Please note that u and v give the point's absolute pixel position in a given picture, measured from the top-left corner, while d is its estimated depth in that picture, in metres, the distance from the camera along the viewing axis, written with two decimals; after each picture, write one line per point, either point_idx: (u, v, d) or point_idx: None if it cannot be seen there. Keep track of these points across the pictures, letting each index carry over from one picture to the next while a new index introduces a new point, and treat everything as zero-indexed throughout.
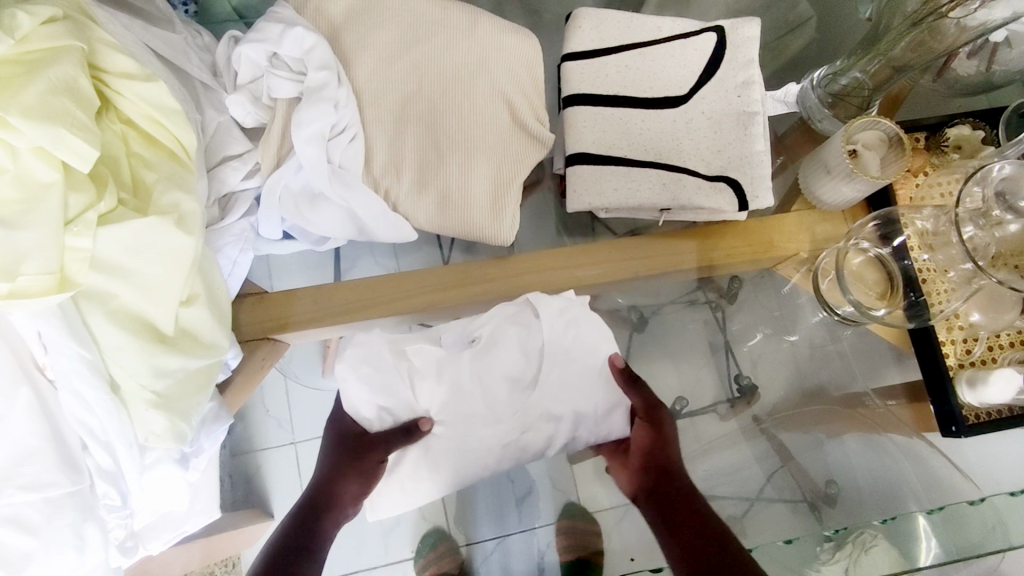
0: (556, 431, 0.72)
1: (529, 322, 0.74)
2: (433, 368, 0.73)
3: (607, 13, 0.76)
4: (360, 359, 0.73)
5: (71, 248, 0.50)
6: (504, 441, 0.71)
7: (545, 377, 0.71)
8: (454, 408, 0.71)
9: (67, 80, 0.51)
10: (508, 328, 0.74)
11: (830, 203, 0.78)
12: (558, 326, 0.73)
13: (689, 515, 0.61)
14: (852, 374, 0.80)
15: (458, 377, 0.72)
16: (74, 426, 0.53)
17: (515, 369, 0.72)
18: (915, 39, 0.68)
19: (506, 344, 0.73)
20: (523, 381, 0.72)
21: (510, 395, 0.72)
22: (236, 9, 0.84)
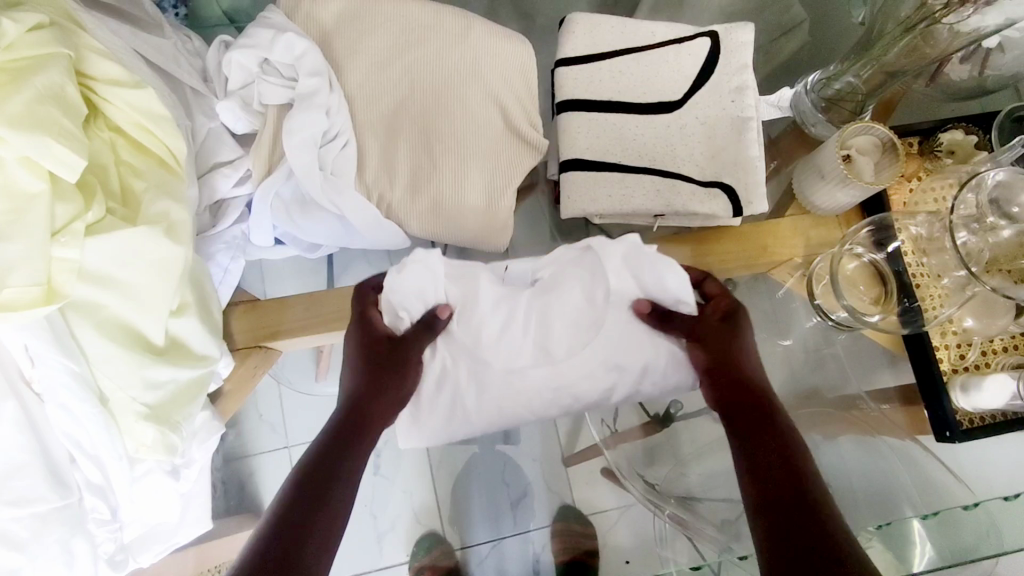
0: (617, 381, 0.66)
1: (599, 257, 0.63)
2: (483, 303, 0.63)
3: (600, 17, 0.75)
4: (417, 286, 0.62)
5: (58, 259, 0.50)
6: (557, 386, 0.65)
7: (610, 332, 0.64)
8: (502, 352, 0.63)
9: (52, 88, 0.51)
10: (574, 271, 0.65)
11: (825, 209, 0.77)
12: (629, 272, 0.64)
13: (773, 452, 0.57)
14: (846, 376, 0.81)
15: (510, 317, 0.63)
16: (62, 439, 0.53)
17: (578, 315, 0.64)
18: (909, 45, 0.67)
19: (570, 288, 0.64)
20: (579, 317, 0.64)
21: (571, 342, 0.64)
22: (226, 13, 0.83)
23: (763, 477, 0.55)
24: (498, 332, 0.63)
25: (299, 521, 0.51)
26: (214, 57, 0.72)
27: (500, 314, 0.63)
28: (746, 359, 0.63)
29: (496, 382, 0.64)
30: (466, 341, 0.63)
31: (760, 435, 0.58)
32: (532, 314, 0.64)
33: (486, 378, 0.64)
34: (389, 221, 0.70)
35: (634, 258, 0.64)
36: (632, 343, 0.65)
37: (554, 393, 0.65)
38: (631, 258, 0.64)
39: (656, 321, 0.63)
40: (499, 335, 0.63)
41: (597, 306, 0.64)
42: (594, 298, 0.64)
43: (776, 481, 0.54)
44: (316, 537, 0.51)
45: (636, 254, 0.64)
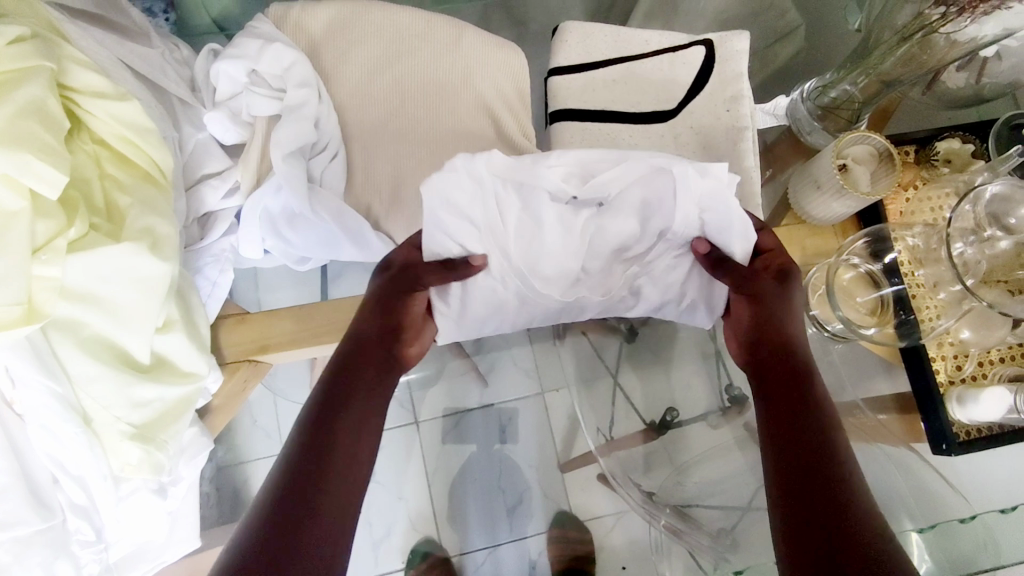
0: (638, 304, 0.66)
1: (674, 184, 0.53)
2: (546, 227, 0.57)
3: (593, 26, 0.74)
4: (459, 205, 0.55)
5: (39, 277, 0.49)
6: (584, 307, 0.65)
7: (652, 259, 0.61)
8: (551, 267, 0.60)
9: (32, 102, 0.50)
10: (637, 192, 0.55)
11: (820, 217, 0.76)
12: (696, 211, 0.55)
13: (796, 416, 0.54)
14: (842, 382, 0.80)
15: (569, 239, 0.58)
16: (43, 460, 0.52)
17: (626, 241, 0.59)
18: (905, 54, 0.66)
19: (628, 212, 0.56)
20: (623, 246, 0.59)
21: (607, 265, 0.61)
22: (215, 21, 0.83)
23: (792, 456, 0.52)
24: (561, 252, 0.59)
25: (304, 475, 0.49)
26: (201, 66, 0.70)
27: (556, 239, 0.58)
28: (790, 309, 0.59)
29: (537, 303, 0.64)
30: (521, 264, 0.59)
31: (790, 407, 0.55)
32: (590, 237, 0.58)
33: (535, 299, 0.63)
34: (374, 233, 0.68)
35: (709, 199, 0.54)
36: (672, 267, 0.62)
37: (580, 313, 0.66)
38: (704, 198, 0.54)
39: (708, 266, 0.58)
40: (564, 253, 0.59)
41: (649, 234, 0.58)
42: (653, 220, 0.57)
43: (799, 461, 0.51)
44: (325, 510, 0.48)
45: (711, 197, 0.54)
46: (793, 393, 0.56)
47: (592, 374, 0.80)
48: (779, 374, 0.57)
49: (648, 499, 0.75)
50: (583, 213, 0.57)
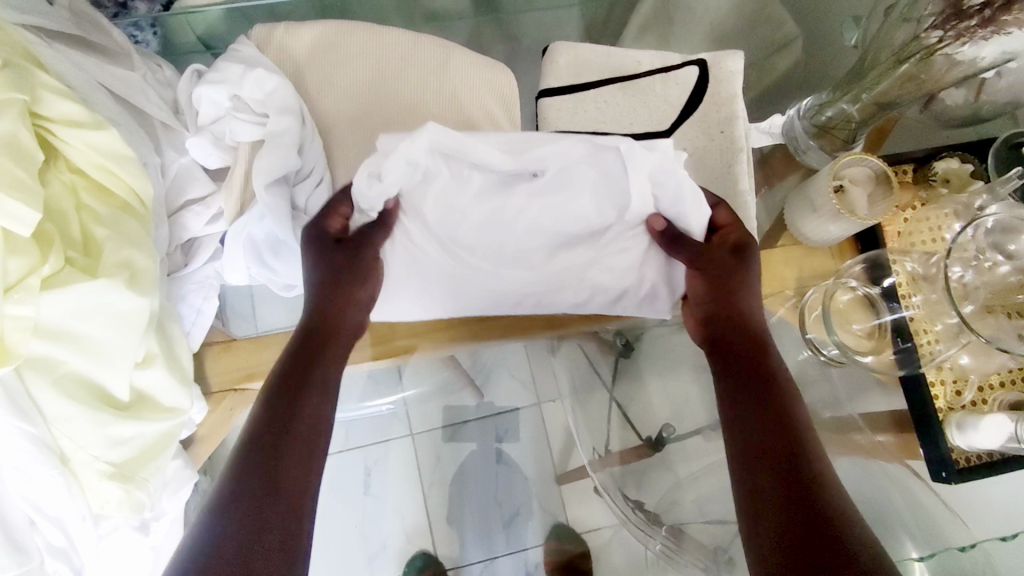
0: (594, 297, 0.65)
1: (619, 161, 0.54)
2: (471, 193, 0.57)
3: (585, 47, 0.73)
4: (388, 177, 0.54)
5: (10, 316, 0.47)
6: (526, 291, 0.64)
7: (605, 240, 0.60)
8: (482, 245, 0.60)
9: (4, 136, 0.48)
10: (586, 168, 0.55)
11: (817, 240, 0.75)
12: (647, 187, 0.55)
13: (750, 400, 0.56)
14: (838, 396, 0.79)
15: (501, 211, 0.58)
16: (20, 502, 0.51)
17: (576, 224, 0.58)
18: (903, 75, 0.64)
19: (575, 189, 0.56)
20: (574, 225, 0.58)
21: (557, 248, 0.60)
22: (201, 39, 0.81)
23: (744, 437, 0.55)
24: (484, 220, 0.58)
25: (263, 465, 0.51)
26: (184, 88, 0.68)
27: (479, 205, 0.57)
28: (749, 288, 0.60)
29: (474, 279, 0.63)
30: (444, 232, 0.59)
31: (745, 381, 0.57)
32: (527, 209, 0.57)
33: (472, 272, 0.62)
34: None
35: (656, 176, 0.55)
36: (625, 250, 0.61)
37: (520, 299, 0.65)
38: (652, 173, 0.54)
39: (664, 244, 0.58)
40: (486, 222, 0.58)
41: (599, 219, 0.57)
42: (594, 197, 0.56)
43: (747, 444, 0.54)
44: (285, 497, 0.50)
45: (657, 170, 0.54)
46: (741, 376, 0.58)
47: (587, 389, 0.81)
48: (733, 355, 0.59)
49: (636, 507, 0.72)
50: (517, 185, 0.56)
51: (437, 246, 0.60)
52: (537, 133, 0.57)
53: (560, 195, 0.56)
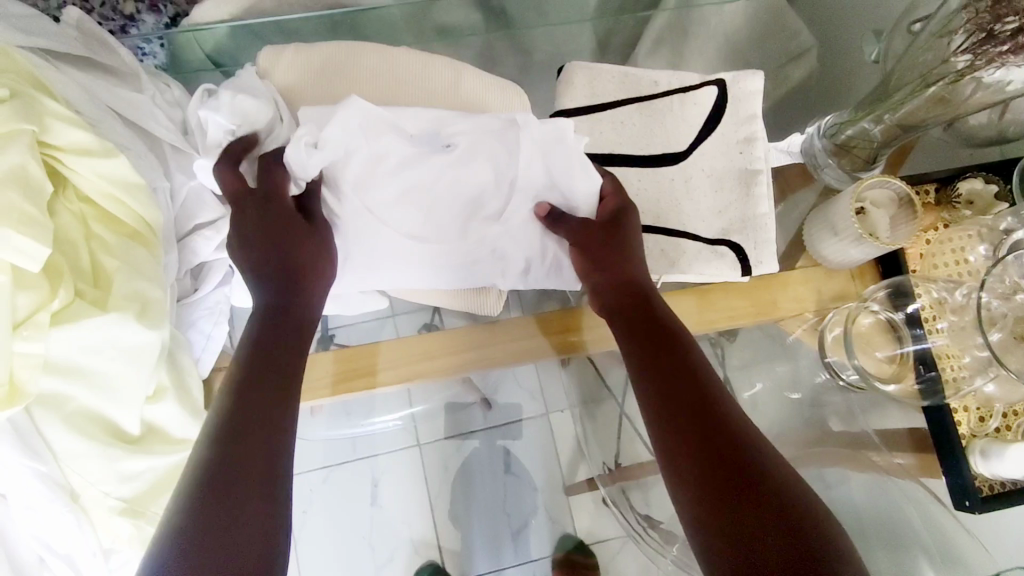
0: (499, 270, 0.67)
1: (518, 133, 0.60)
2: (390, 164, 0.61)
3: (601, 66, 0.71)
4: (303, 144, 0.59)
5: (20, 354, 0.46)
6: (443, 265, 0.66)
7: (508, 212, 0.63)
8: (397, 215, 0.64)
9: (12, 169, 0.47)
10: (492, 140, 0.62)
11: (837, 263, 0.74)
12: (540, 158, 0.61)
13: (689, 387, 0.52)
14: (853, 410, 0.76)
15: (420, 181, 0.62)
16: (31, 541, 0.52)
17: (480, 192, 0.63)
18: (931, 97, 0.63)
19: (481, 158, 0.62)
20: (481, 194, 0.63)
21: (460, 216, 0.64)
22: (209, 57, 0.78)
23: (693, 431, 0.49)
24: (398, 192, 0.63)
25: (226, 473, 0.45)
26: (195, 107, 0.66)
27: (398, 173, 0.62)
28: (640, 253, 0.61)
29: (395, 253, 0.65)
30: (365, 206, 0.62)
31: (677, 362, 0.54)
32: (439, 181, 0.62)
33: (388, 246, 0.65)
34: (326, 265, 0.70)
35: (549, 145, 0.61)
36: (527, 222, 0.64)
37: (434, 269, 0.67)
38: (546, 143, 0.61)
39: (549, 225, 0.61)
40: (401, 193, 0.63)
41: (501, 186, 0.62)
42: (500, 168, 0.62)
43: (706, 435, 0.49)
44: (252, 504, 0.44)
45: (551, 140, 0.60)
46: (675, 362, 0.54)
47: (596, 399, 0.77)
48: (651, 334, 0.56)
49: (649, 525, 0.72)
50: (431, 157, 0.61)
51: (353, 220, 0.63)
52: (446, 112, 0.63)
53: (467, 165, 0.62)
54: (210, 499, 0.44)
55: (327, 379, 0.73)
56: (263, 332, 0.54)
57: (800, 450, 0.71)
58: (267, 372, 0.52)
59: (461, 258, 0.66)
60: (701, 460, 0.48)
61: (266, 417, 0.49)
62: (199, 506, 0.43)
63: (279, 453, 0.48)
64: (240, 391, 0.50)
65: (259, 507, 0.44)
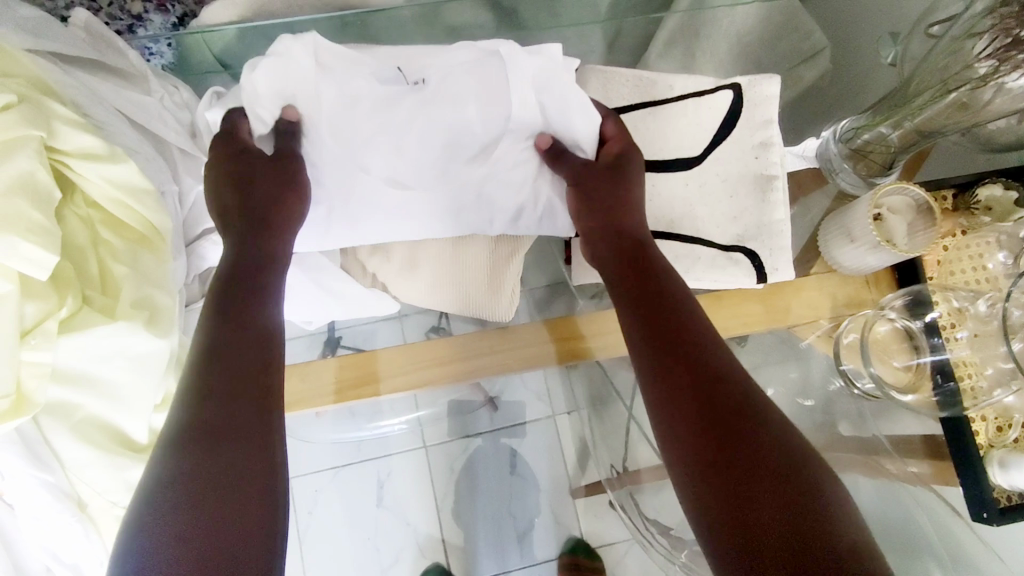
0: (493, 216, 0.66)
1: (505, 65, 0.59)
2: (368, 100, 0.59)
3: (614, 69, 0.70)
4: (274, 79, 0.57)
5: (27, 362, 0.46)
6: (436, 210, 0.64)
7: (499, 155, 0.62)
8: (374, 160, 0.62)
9: (20, 176, 0.47)
10: (477, 77, 0.60)
11: (853, 270, 0.73)
12: (531, 93, 0.60)
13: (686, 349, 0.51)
14: (865, 418, 0.76)
15: (400, 123, 0.60)
16: (38, 551, 0.52)
17: (467, 134, 0.62)
18: (953, 102, 0.61)
19: (467, 96, 0.60)
20: (472, 133, 0.62)
21: (446, 159, 0.63)
22: (218, 58, 0.77)
23: (692, 397, 0.48)
24: (379, 130, 0.60)
25: (214, 462, 0.44)
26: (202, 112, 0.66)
27: (374, 115, 0.60)
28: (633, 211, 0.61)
29: (384, 199, 0.63)
30: (344, 147, 0.61)
31: (672, 332, 0.52)
32: (419, 121, 0.61)
33: (374, 192, 0.63)
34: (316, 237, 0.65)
35: (542, 84, 0.60)
36: (520, 166, 0.63)
37: (422, 215, 0.65)
38: (539, 82, 0.60)
39: (550, 159, 0.62)
40: (381, 133, 0.61)
41: (492, 126, 0.61)
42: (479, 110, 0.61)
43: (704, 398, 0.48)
44: (240, 500, 0.43)
45: (545, 76, 0.59)
46: (672, 322, 0.53)
47: (605, 401, 0.81)
48: (648, 287, 0.56)
49: (659, 531, 0.71)
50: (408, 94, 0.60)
51: (329, 166, 0.61)
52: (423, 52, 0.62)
53: (455, 101, 0.60)
54: (196, 489, 0.43)
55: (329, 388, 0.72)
56: (243, 296, 0.52)
57: None
58: (239, 351, 0.49)
59: (448, 205, 0.64)
60: (694, 421, 0.47)
61: (243, 398, 0.47)
62: (187, 506, 0.42)
63: (273, 449, 0.47)
64: (211, 370, 0.48)
65: (251, 507, 0.44)
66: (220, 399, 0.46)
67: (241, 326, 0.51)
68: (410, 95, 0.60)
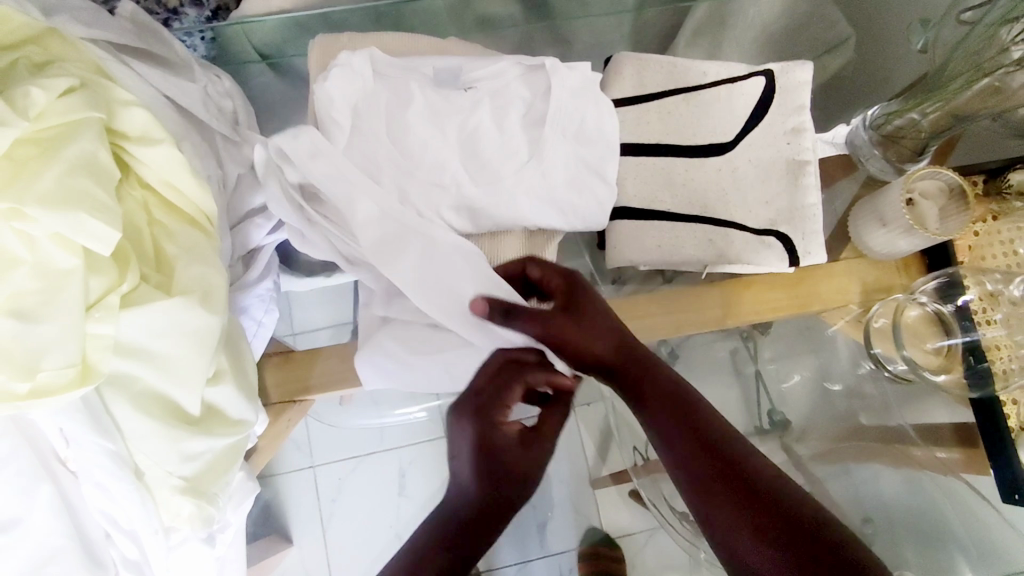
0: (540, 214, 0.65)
1: (548, 77, 0.64)
2: (413, 106, 0.62)
3: (647, 56, 0.72)
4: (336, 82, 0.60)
5: (92, 335, 0.48)
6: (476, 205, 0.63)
7: (547, 148, 0.63)
8: (427, 154, 0.63)
9: (84, 156, 0.48)
10: (519, 85, 0.64)
11: (883, 253, 0.73)
12: (568, 96, 0.64)
13: (691, 423, 0.52)
14: (890, 407, 0.75)
15: (448, 120, 0.63)
16: (97, 516, 0.53)
17: (507, 134, 0.63)
18: (987, 87, 0.62)
19: (512, 96, 0.64)
20: (515, 129, 0.64)
21: (491, 156, 0.63)
22: (258, 50, 0.80)
23: (707, 467, 0.49)
24: (427, 129, 0.62)
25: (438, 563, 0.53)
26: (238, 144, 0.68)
27: (423, 115, 0.62)
28: (601, 332, 0.55)
29: (428, 189, 0.63)
30: (398, 144, 0.62)
31: (685, 412, 0.52)
32: (466, 118, 0.63)
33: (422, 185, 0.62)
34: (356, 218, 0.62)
35: (579, 92, 0.64)
36: (559, 157, 0.64)
37: (470, 212, 0.64)
38: (578, 91, 0.64)
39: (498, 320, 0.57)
40: (431, 132, 0.62)
41: (534, 123, 0.64)
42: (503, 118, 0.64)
43: (721, 467, 0.49)
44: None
45: (580, 87, 0.64)
46: (671, 401, 0.53)
47: None
48: (646, 379, 0.54)
49: (686, 518, 0.73)
50: (449, 96, 0.63)
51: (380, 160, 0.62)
52: (466, 59, 0.65)
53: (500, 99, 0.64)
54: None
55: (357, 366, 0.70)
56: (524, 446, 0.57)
57: (822, 446, 0.72)
58: (506, 487, 0.56)
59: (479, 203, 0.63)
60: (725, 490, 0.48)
61: (469, 526, 0.55)
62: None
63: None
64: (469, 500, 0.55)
65: None
66: (476, 520, 0.55)
67: (512, 477, 0.56)
68: (460, 105, 0.63)
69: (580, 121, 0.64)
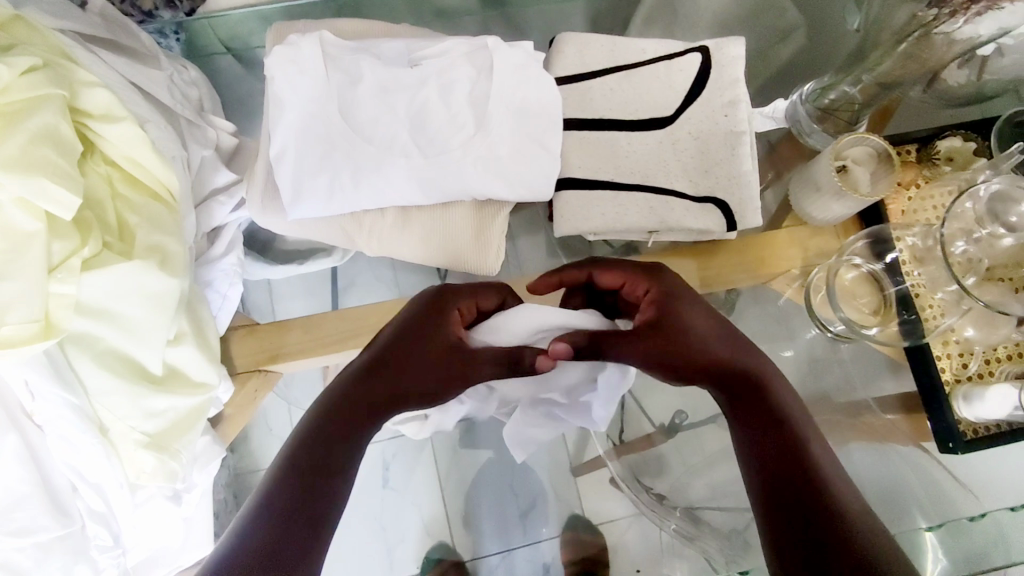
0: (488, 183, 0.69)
1: (490, 54, 0.68)
2: (363, 84, 0.66)
3: (589, 36, 0.76)
4: (287, 62, 0.64)
5: (55, 294, 0.51)
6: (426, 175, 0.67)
7: (491, 122, 0.67)
8: (378, 129, 0.66)
9: (46, 127, 0.52)
10: (463, 62, 0.68)
11: (821, 219, 0.77)
12: (511, 73, 0.68)
13: (780, 436, 0.54)
14: (852, 379, 0.78)
15: (399, 96, 0.67)
16: (63, 470, 0.55)
17: (455, 109, 0.67)
18: (904, 54, 0.66)
19: (455, 74, 0.67)
20: (460, 104, 0.67)
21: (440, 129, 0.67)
22: (224, 42, 0.84)
23: (774, 467, 0.52)
24: (377, 104, 0.66)
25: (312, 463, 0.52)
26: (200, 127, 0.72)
27: (373, 92, 0.66)
28: (697, 324, 0.59)
29: (378, 161, 0.66)
30: (349, 118, 0.66)
31: (774, 424, 0.55)
32: (414, 94, 0.67)
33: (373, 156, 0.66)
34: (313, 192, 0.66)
35: (519, 69, 0.68)
36: (503, 129, 0.68)
37: (421, 182, 0.67)
38: (520, 68, 0.68)
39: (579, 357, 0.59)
40: (381, 107, 0.66)
41: (478, 99, 0.68)
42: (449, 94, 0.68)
43: (785, 473, 0.52)
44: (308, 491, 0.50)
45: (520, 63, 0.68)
46: (761, 410, 0.55)
47: None
48: (747, 391, 0.56)
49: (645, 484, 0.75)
50: (397, 75, 0.67)
51: (332, 135, 0.65)
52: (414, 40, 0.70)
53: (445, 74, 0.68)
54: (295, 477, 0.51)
55: (324, 338, 0.73)
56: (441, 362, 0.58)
57: None
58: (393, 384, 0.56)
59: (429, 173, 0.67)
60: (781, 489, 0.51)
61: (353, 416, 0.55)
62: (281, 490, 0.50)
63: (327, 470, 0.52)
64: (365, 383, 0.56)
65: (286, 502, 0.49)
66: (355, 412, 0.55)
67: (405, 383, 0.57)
68: (407, 82, 0.67)
69: (521, 96, 0.68)
